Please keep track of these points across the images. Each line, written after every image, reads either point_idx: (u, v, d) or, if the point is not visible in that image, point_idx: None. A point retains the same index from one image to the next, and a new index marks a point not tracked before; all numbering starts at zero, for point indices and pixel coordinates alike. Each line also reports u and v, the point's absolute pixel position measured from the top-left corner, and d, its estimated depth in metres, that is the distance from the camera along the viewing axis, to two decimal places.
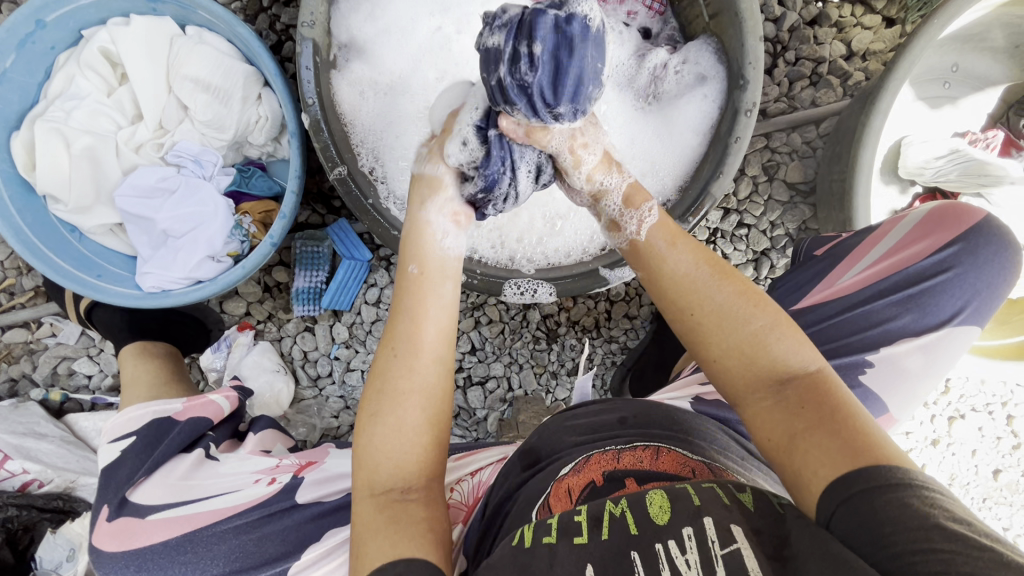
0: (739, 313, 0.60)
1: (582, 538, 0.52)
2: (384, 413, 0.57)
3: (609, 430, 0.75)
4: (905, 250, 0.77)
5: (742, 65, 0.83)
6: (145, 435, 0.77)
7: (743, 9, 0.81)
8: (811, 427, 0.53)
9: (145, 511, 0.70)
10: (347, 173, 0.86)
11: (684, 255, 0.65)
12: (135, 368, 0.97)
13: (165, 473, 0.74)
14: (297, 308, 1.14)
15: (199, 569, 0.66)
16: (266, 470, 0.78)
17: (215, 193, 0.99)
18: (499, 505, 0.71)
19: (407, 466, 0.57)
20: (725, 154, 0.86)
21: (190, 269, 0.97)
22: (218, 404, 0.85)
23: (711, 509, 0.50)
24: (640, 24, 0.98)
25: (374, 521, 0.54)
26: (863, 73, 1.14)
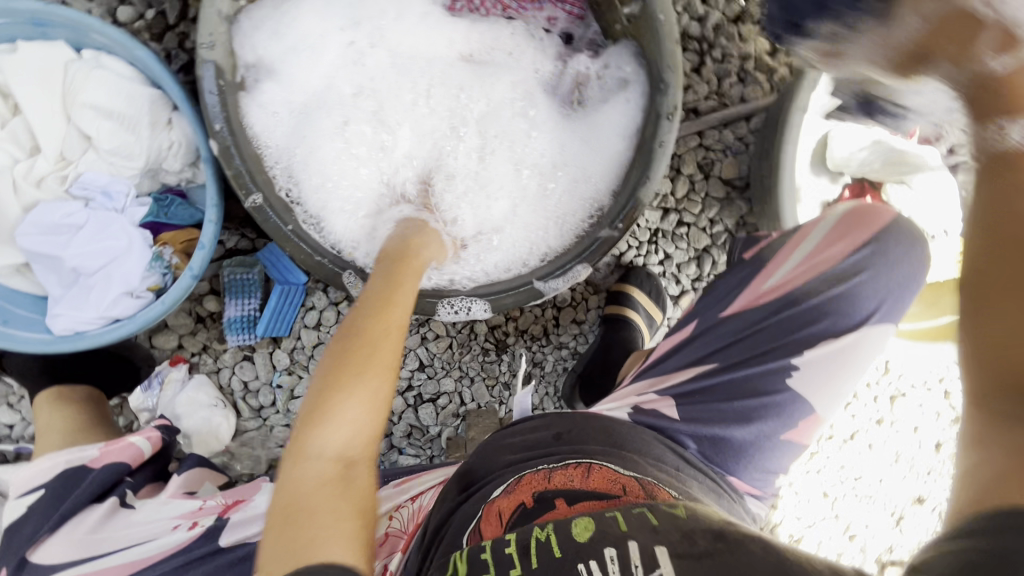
0: (1010, 310, 0.47)
1: (515, 570, 0.52)
2: (351, 377, 0.59)
3: (542, 447, 0.72)
4: (824, 250, 0.78)
5: (662, 68, 0.82)
6: (52, 488, 0.72)
7: (659, 13, 0.79)
8: (1005, 403, 0.46)
9: (47, 571, 0.67)
10: (262, 201, 0.82)
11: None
12: (51, 412, 0.90)
13: (68, 527, 0.69)
14: (232, 338, 1.09)
15: None
16: (189, 513, 0.74)
17: (129, 226, 0.94)
18: (434, 532, 0.67)
19: (360, 445, 0.57)
20: (653, 159, 0.84)
21: (104, 308, 0.92)
22: (139, 447, 0.78)
23: (636, 534, 0.53)
24: (561, 29, 0.95)
25: (321, 499, 0.52)
26: (788, 68, 1.16)
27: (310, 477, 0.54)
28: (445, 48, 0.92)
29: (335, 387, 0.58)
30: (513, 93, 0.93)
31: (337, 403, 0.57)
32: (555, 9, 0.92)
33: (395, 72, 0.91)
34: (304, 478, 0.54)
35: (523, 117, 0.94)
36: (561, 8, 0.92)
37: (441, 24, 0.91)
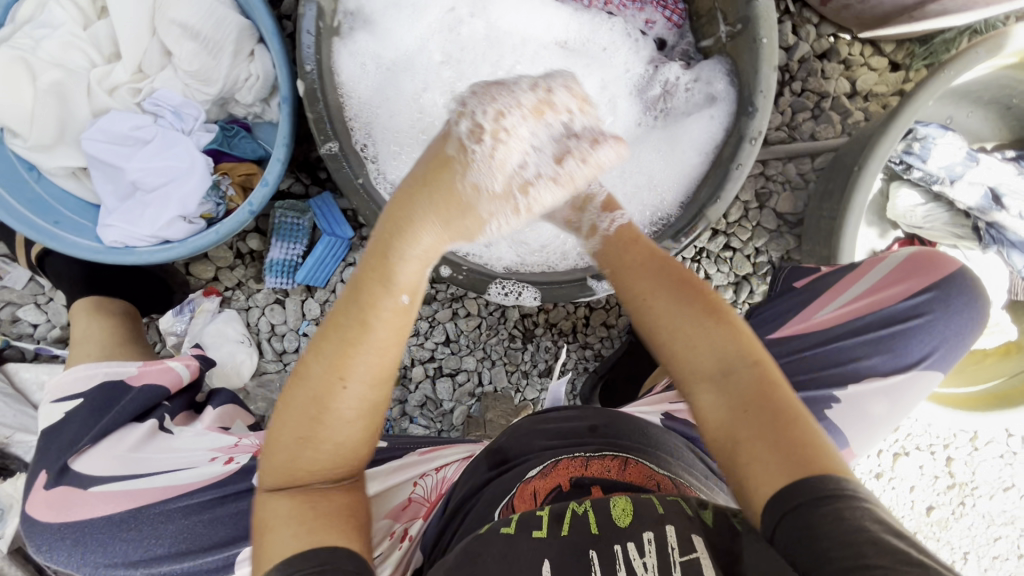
0: (694, 317, 0.62)
1: (541, 531, 0.55)
2: (315, 425, 0.53)
3: (577, 437, 0.75)
4: (882, 290, 0.77)
5: (754, 93, 0.82)
6: (91, 398, 0.72)
7: (763, 34, 0.80)
8: (757, 433, 0.55)
9: (88, 481, 0.67)
10: (338, 150, 0.81)
11: (643, 249, 0.69)
12: (89, 324, 0.91)
13: (113, 442, 0.70)
14: (270, 280, 1.09)
15: (141, 548, 0.64)
16: (224, 448, 0.73)
17: (194, 149, 0.93)
18: (461, 502, 0.72)
19: (327, 468, 0.55)
20: (725, 179, 0.84)
21: (158, 228, 0.91)
22: (177, 373, 0.79)
23: (673, 518, 0.54)
24: (657, 34, 0.96)
25: (280, 523, 0.53)
26: (863, 114, 1.15)
27: (269, 510, 0.54)
28: (542, 30, 0.92)
29: (285, 414, 0.54)
30: (604, 91, 0.93)
31: (299, 439, 0.54)
32: (655, 12, 0.93)
33: (488, 46, 0.91)
34: (267, 510, 0.54)
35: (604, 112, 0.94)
36: (662, 13, 0.93)
37: (541, 9, 0.91)
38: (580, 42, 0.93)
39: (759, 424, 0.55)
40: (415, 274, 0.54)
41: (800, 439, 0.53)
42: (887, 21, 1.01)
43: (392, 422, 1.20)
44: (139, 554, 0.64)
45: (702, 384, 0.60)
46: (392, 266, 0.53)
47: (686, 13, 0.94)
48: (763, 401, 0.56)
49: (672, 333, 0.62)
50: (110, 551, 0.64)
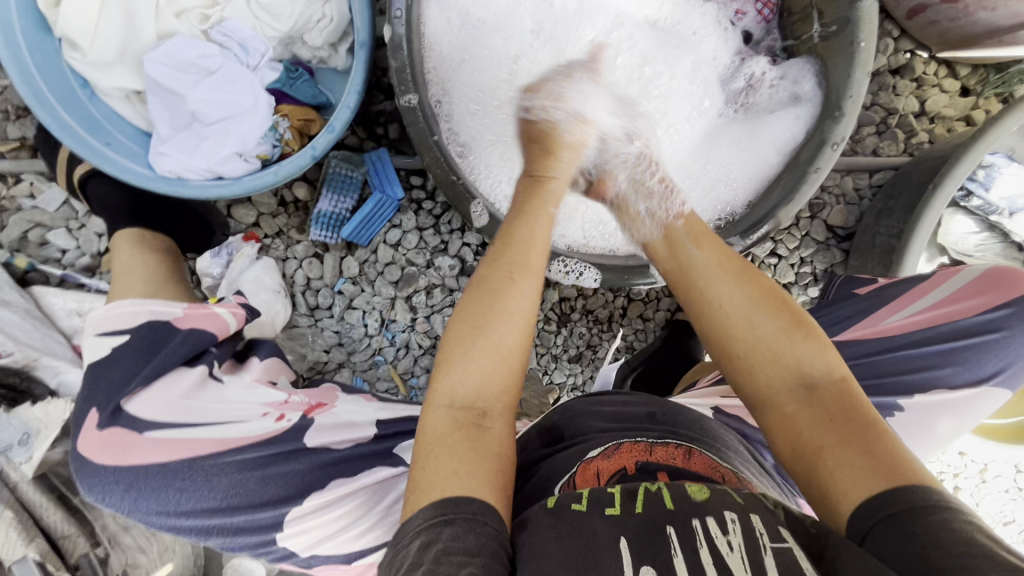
0: (774, 327, 0.63)
1: (614, 509, 0.52)
2: (484, 325, 0.61)
3: (636, 422, 0.77)
4: (955, 302, 0.82)
5: (842, 97, 0.80)
6: (140, 338, 0.70)
7: (862, 39, 0.77)
8: (839, 440, 0.54)
9: (143, 427, 0.66)
10: (417, 103, 0.79)
11: (710, 255, 0.72)
12: (134, 257, 0.88)
13: (167, 386, 0.69)
14: (313, 232, 1.06)
15: (195, 498, 0.64)
16: (275, 404, 0.76)
17: (257, 85, 0.90)
18: (521, 472, 0.75)
19: (490, 385, 0.60)
20: (800, 182, 0.83)
21: (213, 162, 0.88)
22: (224, 319, 0.78)
23: (756, 509, 0.51)
24: (744, 27, 0.94)
25: (451, 445, 0.56)
26: (928, 135, 1.14)
27: (441, 421, 0.58)
28: (632, 7, 0.90)
29: (461, 328, 0.62)
30: (688, 79, 0.91)
31: (468, 348, 0.60)
32: (748, 3, 0.92)
33: (580, 17, 0.89)
34: (439, 419, 0.58)
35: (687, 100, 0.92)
36: (754, 4, 0.92)
37: None
38: (667, 25, 0.92)
39: (841, 431, 0.55)
40: (550, 163, 0.75)
41: (887, 450, 0.52)
42: (971, 43, 0.98)
43: (418, 391, 1.13)
44: (193, 503, 0.64)
45: (779, 394, 0.60)
46: (551, 184, 0.74)
47: (777, 9, 0.92)
48: (846, 412, 0.56)
49: (746, 338, 0.64)
50: (163, 499, 0.64)
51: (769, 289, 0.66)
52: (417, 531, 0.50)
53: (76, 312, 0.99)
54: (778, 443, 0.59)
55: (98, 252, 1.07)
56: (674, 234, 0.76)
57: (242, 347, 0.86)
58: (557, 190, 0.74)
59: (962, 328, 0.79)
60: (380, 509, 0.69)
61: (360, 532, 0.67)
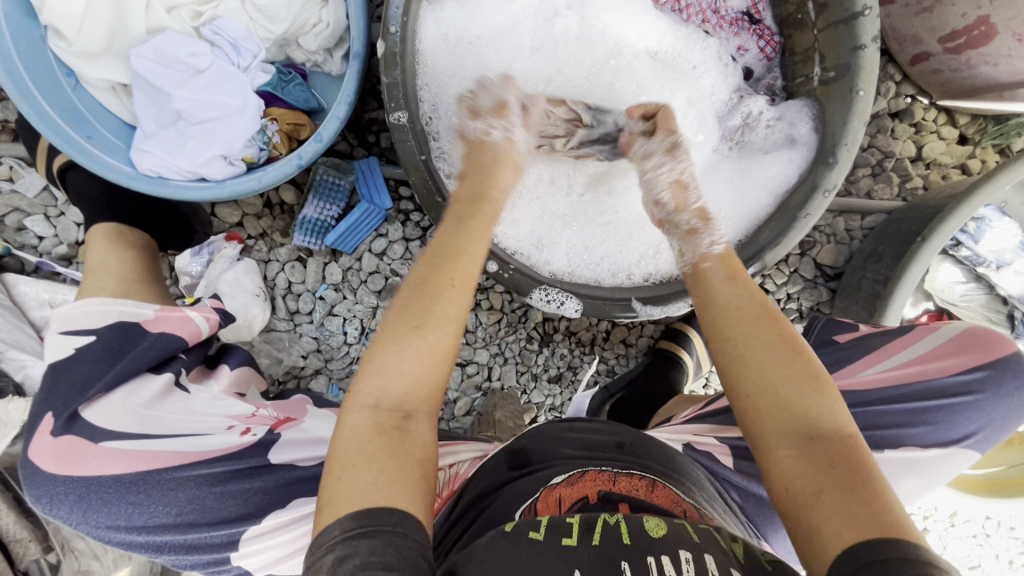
0: (783, 359, 0.59)
1: (570, 539, 0.54)
2: (423, 324, 0.58)
3: (605, 452, 0.78)
4: (931, 360, 0.81)
5: (836, 144, 0.79)
6: (106, 340, 0.70)
7: (860, 87, 0.76)
8: (836, 490, 0.51)
9: (100, 436, 0.64)
10: (406, 121, 0.77)
11: (741, 293, 0.66)
12: (107, 255, 0.86)
13: (128, 394, 0.68)
14: (297, 237, 1.04)
15: (148, 514, 0.63)
16: (241, 417, 0.75)
17: (246, 87, 0.88)
18: (480, 496, 0.74)
19: (418, 388, 0.57)
20: (789, 226, 0.82)
21: (196, 163, 0.86)
22: (196, 326, 0.76)
23: (710, 548, 0.54)
24: (746, 63, 0.93)
25: (372, 451, 0.52)
26: (923, 181, 1.13)
27: (361, 425, 0.54)
28: (634, 35, 0.89)
29: (396, 327, 0.58)
30: (685, 113, 0.90)
31: (402, 347, 0.57)
32: (750, 39, 0.91)
33: (581, 42, 0.88)
34: (360, 420, 0.54)
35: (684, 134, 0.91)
36: (758, 41, 0.91)
37: (639, 14, 0.88)
38: (669, 56, 0.91)
39: (842, 483, 0.51)
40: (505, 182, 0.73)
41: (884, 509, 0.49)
42: (971, 95, 0.98)
43: None
44: (146, 518, 0.63)
45: (785, 435, 0.55)
46: (490, 204, 0.70)
47: (781, 47, 0.91)
48: (850, 465, 0.52)
49: (756, 374, 0.59)
50: (114, 513, 0.62)
51: (789, 334, 0.61)
52: (333, 543, 0.47)
53: (48, 303, 0.97)
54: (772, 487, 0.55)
55: (76, 241, 1.06)
56: (708, 271, 0.69)
57: (213, 352, 0.86)
58: (495, 210, 0.70)
59: (939, 385, 0.79)
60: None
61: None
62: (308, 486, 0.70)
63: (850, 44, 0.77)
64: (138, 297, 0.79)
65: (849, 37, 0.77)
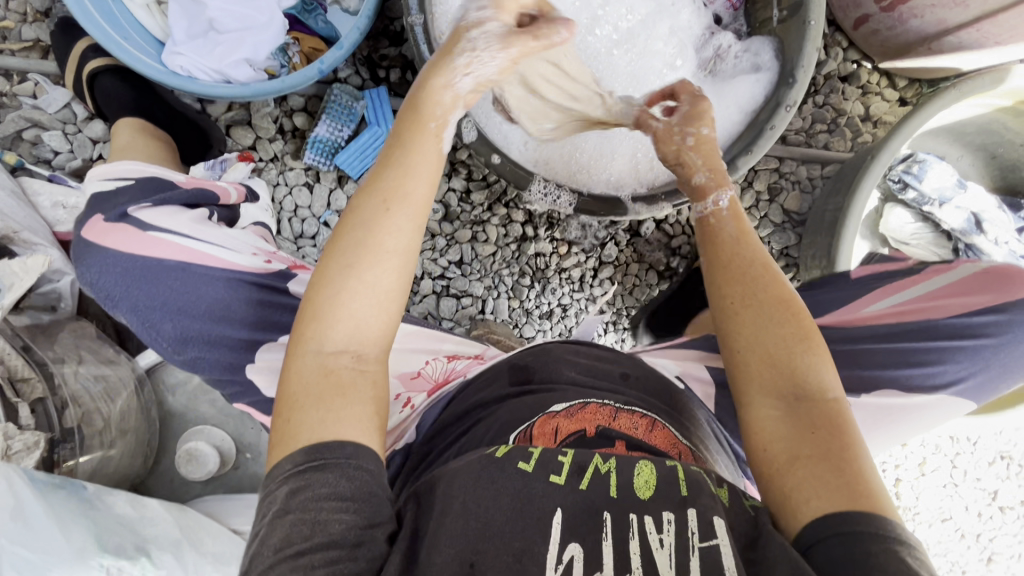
0: (784, 321, 0.65)
1: (558, 478, 0.56)
2: (352, 264, 0.59)
3: (610, 380, 0.84)
4: (941, 298, 0.91)
5: (795, 66, 0.91)
6: (147, 182, 0.77)
7: (812, 19, 0.90)
8: (815, 457, 0.58)
9: (148, 227, 0.71)
10: (422, 23, 0.87)
11: (751, 253, 0.70)
12: (147, 134, 0.96)
13: (171, 212, 0.74)
14: (308, 156, 1.11)
15: (182, 302, 0.70)
16: (264, 250, 0.79)
17: (274, 6, 0.96)
18: (471, 406, 0.81)
19: (364, 331, 0.60)
20: (758, 138, 0.95)
21: (224, 65, 0.94)
22: (227, 188, 0.85)
23: (697, 502, 0.55)
24: (715, 11, 1.08)
25: (319, 396, 0.57)
26: (871, 137, 1.28)
27: (307, 369, 0.59)
28: None
29: (331, 268, 0.60)
30: (667, 42, 1.03)
31: (342, 290, 0.59)
32: None
33: None
34: (309, 366, 0.59)
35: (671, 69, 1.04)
36: None
37: None
38: None
39: (822, 450, 0.58)
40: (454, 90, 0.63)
41: (861, 478, 0.56)
42: (907, 51, 1.14)
43: None
44: (182, 301, 0.70)
45: (781, 401, 0.62)
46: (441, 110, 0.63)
47: None
48: (831, 439, 0.59)
49: (755, 338, 0.65)
50: (156, 289, 0.70)
51: (789, 296, 0.67)
52: (285, 479, 0.54)
53: (60, 204, 1.00)
54: (755, 443, 0.62)
55: (91, 157, 1.10)
56: (718, 228, 0.72)
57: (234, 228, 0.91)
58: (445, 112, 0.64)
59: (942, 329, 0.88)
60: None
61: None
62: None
63: None
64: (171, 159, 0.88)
65: None
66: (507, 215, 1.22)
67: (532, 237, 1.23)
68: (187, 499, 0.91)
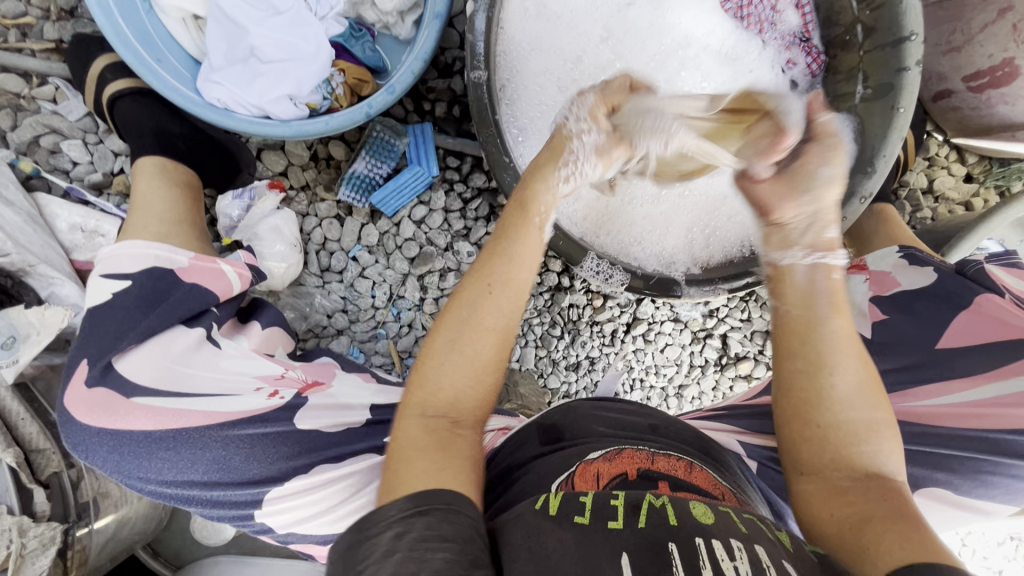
0: (861, 401, 0.59)
1: (616, 522, 0.53)
2: (461, 339, 0.61)
3: (637, 432, 0.75)
4: (1007, 406, 0.71)
5: (876, 154, 0.83)
6: (140, 286, 0.69)
7: (900, 105, 0.81)
8: (881, 516, 0.53)
9: (132, 391, 0.65)
10: (484, 80, 0.80)
11: (846, 325, 0.60)
12: (156, 187, 0.86)
13: (161, 346, 0.68)
14: (343, 192, 1.05)
15: (177, 469, 0.65)
16: (270, 378, 0.73)
17: (321, 35, 0.89)
18: (508, 471, 0.72)
19: (464, 398, 0.61)
20: None
21: (264, 100, 0.87)
22: (228, 280, 0.76)
23: (760, 539, 0.52)
24: (792, 77, 0.99)
25: (426, 452, 0.57)
26: (931, 212, 1.20)
27: (414, 429, 0.59)
28: (696, 35, 0.95)
29: (438, 340, 0.61)
30: None
31: (445, 362, 0.61)
32: (799, 54, 0.97)
33: (648, 33, 0.94)
34: (415, 427, 0.59)
35: None
36: (806, 57, 0.96)
37: (707, 12, 0.95)
38: (727, 58, 0.97)
39: (888, 511, 0.53)
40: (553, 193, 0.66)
41: (940, 546, 0.50)
42: (986, 134, 1.07)
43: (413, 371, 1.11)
44: (175, 474, 0.65)
45: (838, 472, 0.58)
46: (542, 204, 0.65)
47: (826, 65, 0.95)
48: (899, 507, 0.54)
49: (828, 413, 0.59)
50: (147, 465, 0.64)
51: (876, 378, 0.60)
52: (391, 521, 0.51)
53: (79, 227, 0.94)
54: (813, 513, 0.58)
55: (112, 171, 1.02)
56: (800, 284, 0.61)
57: (246, 305, 0.84)
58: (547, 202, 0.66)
59: (1002, 443, 0.70)
60: (367, 490, 0.64)
61: (348, 512, 0.64)
62: (330, 453, 0.69)
63: (895, 66, 0.82)
64: (180, 241, 0.78)
65: (894, 58, 0.82)
66: (542, 262, 1.17)
67: (567, 287, 1.18)
68: (198, 558, 0.87)
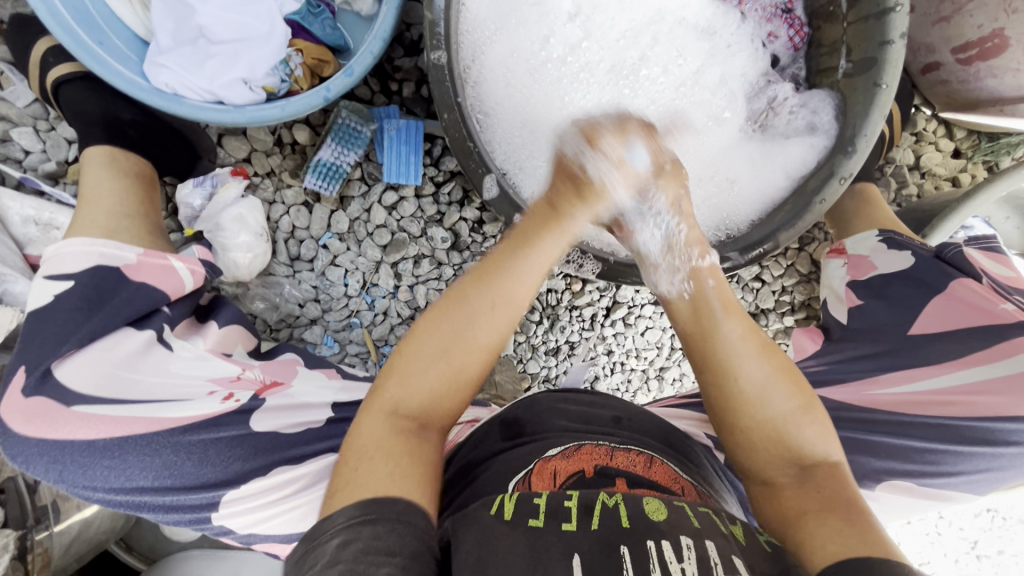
0: (775, 393, 0.60)
1: (569, 525, 0.51)
2: (453, 350, 0.58)
3: (601, 425, 0.73)
4: (978, 394, 0.71)
5: (855, 133, 0.78)
6: (83, 286, 0.68)
7: (883, 81, 0.75)
8: (825, 509, 0.53)
9: (72, 399, 0.64)
10: (445, 61, 0.76)
11: (736, 326, 0.62)
12: (102, 181, 0.83)
13: (104, 350, 0.67)
14: (308, 179, 1.01)
15: (125, 476, 0.63)
16: (224, 381, 0.73)
17: (274, 13, 0.85)
18: (471, 466, 0.70)
19: (437, 407, 0.59)
20: (802, 211, 0.82)
21: (216, 85, 0.83)
22: (180, 279, 0.76)
23: (710, 534, 0.51)
24: (774, 50, 0.96)
25: (389, 447, 0.55)
26: (918, 189, 1.17)
27: (376, 426, 0.57)
28: (669, 10, 0.91)
29: (420, 342, 0.59)
30: (715, 91, 0.94)
31: (428, 369, 0.58)
32: (782, 27, 0.94)
33: (619, 9, 0.89)
34: (376, 424, 0.57)
35: (715, 121, 0.95)
36: (787, 30, 0.93)
37: None
38: (704, 33, 0.93)
39: (828, 501, 0.54)
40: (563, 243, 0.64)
41: (873, 530, 0.50)
42: (973, 108, 1.04)
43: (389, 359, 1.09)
44: (123, 481, 0.63)
45: (774, 466, 0.59)
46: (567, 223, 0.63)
47: (809, 38, 0.93)
48: (838, 493, 0.55)
49: (748, 411, 0.60)
50: (91, 474, 0.63)
51: (788, 366, 0.61)
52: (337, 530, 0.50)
53: (32, 221, 0.91)
54: (765, 509, 0.58)
55: (66, 159, 0.98)
56: (701, 294, 0.65)
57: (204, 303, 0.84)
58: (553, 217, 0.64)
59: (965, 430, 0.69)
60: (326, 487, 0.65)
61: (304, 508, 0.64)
62: (286, 454, 0.68)
63: (878, 39, 0.75)
64: (125, 235, 0.75)
65: (878, 32, 0.75)
66: None
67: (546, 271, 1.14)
68: (170, 551, 0.88)
